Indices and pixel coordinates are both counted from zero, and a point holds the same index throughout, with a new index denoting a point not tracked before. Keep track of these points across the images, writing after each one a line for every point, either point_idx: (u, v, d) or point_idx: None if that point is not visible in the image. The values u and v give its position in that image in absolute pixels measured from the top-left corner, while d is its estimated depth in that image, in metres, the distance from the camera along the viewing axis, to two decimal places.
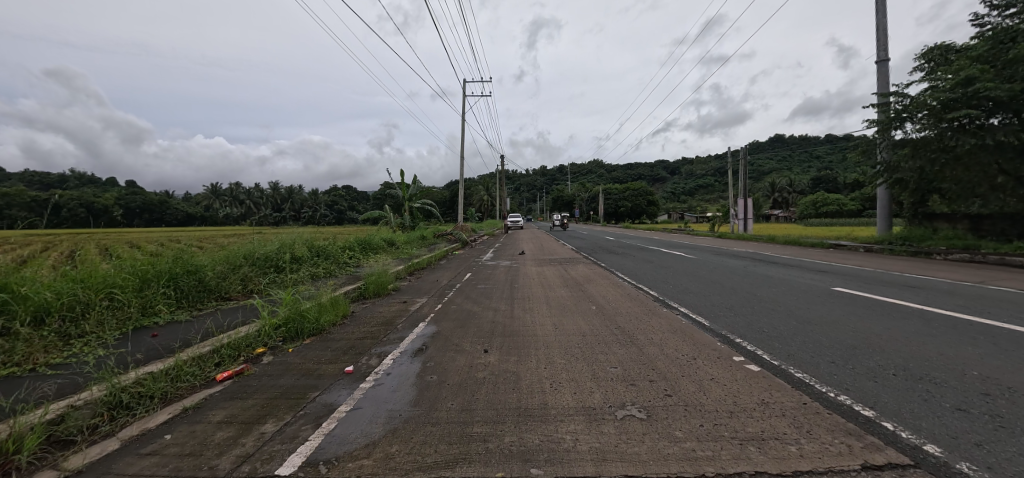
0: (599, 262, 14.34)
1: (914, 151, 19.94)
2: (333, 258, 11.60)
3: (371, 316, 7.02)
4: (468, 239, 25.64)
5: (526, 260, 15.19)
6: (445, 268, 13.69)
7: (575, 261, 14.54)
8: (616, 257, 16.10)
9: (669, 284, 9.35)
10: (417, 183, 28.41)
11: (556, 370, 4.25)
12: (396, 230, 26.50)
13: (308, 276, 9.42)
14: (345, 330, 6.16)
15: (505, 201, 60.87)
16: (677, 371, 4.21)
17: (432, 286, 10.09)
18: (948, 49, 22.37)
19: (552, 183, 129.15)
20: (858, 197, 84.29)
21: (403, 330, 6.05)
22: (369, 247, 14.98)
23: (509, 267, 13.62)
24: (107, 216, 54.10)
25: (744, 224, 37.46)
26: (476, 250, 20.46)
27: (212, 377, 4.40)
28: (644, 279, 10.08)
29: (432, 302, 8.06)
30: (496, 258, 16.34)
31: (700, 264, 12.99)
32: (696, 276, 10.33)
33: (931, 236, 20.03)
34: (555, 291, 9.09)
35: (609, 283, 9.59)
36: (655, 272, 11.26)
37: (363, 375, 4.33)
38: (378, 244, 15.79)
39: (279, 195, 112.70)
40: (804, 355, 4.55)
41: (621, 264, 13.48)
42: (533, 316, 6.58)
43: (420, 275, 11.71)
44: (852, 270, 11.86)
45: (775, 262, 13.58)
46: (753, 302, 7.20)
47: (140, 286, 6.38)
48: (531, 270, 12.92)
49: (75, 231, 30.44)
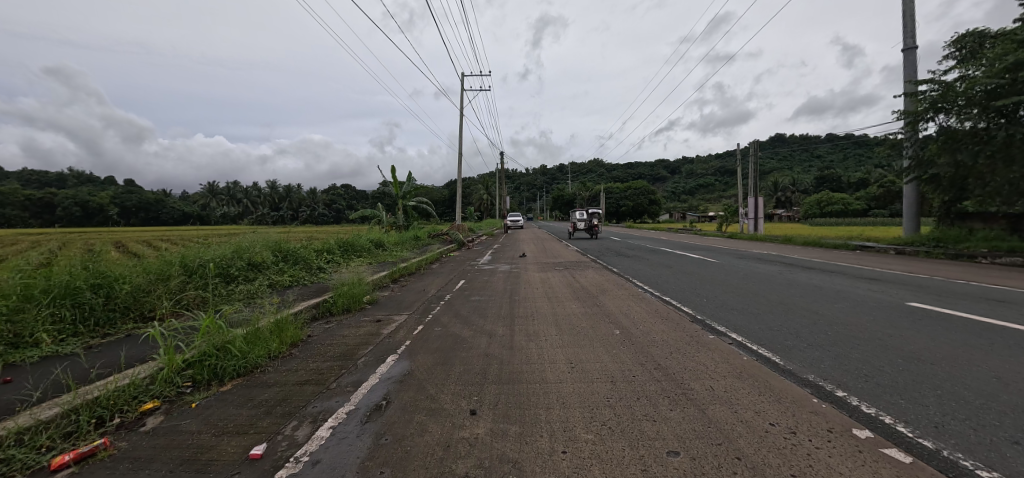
0: (611, 267, 12.71)
1: (952, 144, 18.52)
2: (304, 264, 9.98)
3: (328, 345, 5.40)
4: (464, 239, 24.08)
5: (528, 264, 13.59)
6: (436, 273, 12.11)
7: (582, 266, 12.96)
8: (628, 261, 14.45)
9: (702, 297, 7.71)
10: (411, 180, 26.87)
11: (583, 460, 2.63)
12: (388, 230, 24.91)
13: (264, 287, 7.80)
14: (286, 367, 4.58)
15: (504, 200, 59.35)
16: (783, 467, 2.54)
17: (417, 298, 8.46)
18: (982, 36, 20.70)
19: (553, 182, 127.66)
20: (864, 197, 82.69)
21: (360, 370, 4.38)
22: (351, 250, 13.35)
23: (508, 273, 12.01)
24: (100, 214, 53.17)
25: (754, 224, 35.83)
26: (474, 252, 18.87)
27: (41, 462, 2.83)
28: (670, 291, 8.43)
29: (411, 322, 6.41)
30: (494, 261, 14.78)
31: (728, 270, 11.32)
32: (732, 287, 8.67)
33: (969, 237, 18.38)
34: (564, 305, 7.44)
35: (628, 296, 7.96)
36: (679, 281, 9.62)
37: (273, 467, 2.69)
38: (362, 245, 14.18)
39: (277, 194, 111.36)
40: (966, 431, 2.93)
41: (637, 269, 11.84)
42: (539, 346, 4.95)
43: (405, 284, 10.11)
44: (906, 277, 10.24)
45: (813, 267, 11.87)
46: (822, 325, 5.57)
47: (15, 307, 4.78)
48: (533, 276, 11.32)
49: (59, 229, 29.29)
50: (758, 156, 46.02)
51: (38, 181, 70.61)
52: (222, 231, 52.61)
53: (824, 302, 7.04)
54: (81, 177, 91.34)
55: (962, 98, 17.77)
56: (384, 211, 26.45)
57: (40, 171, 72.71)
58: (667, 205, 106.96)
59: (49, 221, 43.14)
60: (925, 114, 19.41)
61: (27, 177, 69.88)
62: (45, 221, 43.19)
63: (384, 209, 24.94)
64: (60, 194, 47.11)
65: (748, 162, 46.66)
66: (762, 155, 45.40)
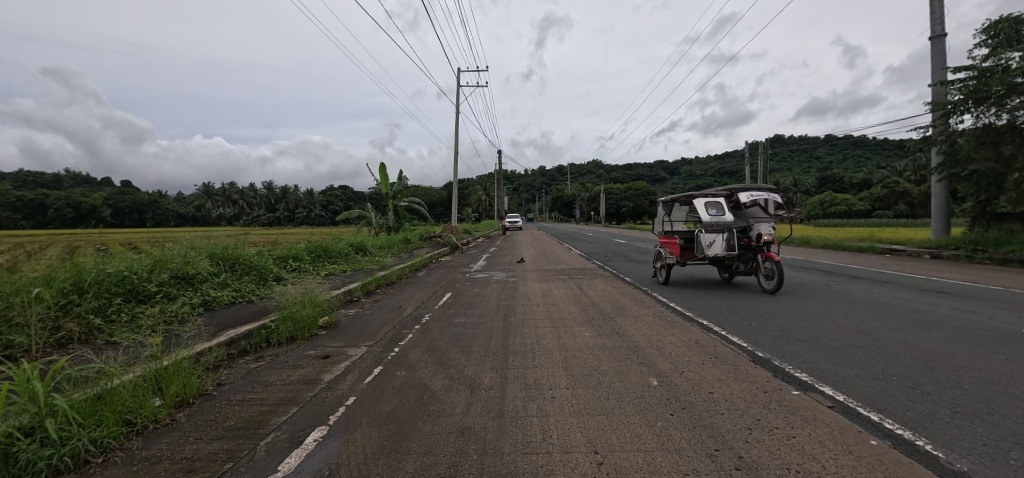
0: (621, 275, 11.04)
1: (997, 136, 16.86)
2: (256, 275, 8.27)
3: (235, 404, 3.72)
4: (459, 242, 22.42)
5: (526, 271, 11.93)
6: (419, 283, 10.43)
7: (588, 273, 11.29)
8: (640, 266, 12.77)
9: (746, 320, 6.04)
10: (402, 179, 25.25)
11: None
12: (378, 232, 23.30)
13: (188, 308, 6.08)
14: (147, 453, 2.95)
15: (503, 201, 57.73)
16: None
17: (388, 319, 6.77)
18: (1019, 21, 19.06)
19: (552, 183, 126.05)
20: (868, 199, 81.26)
21: (254, 467, 2.70)
22: (324, 256, 11.66)
23: (503, 282, 10.36)
24: (94, 215, 52.09)
25: None
26: (468, 256, 17.24)
27: None
28: (704, 311, 6.73)
29: (367, 361, 4.72)
30: (488, 268, 13.09)
31: (760, 279, 9.69)
32: (777, 303, 7.02)
33: (1011, 240, 16.70)
34: (571, 330, 5.75)
35: (651, 318, 6.30)
36: (708, 294, 7.96)
37: None
38: (339, 250, 12.49)
39: (273, 194, 109.79)
40: None
41: (652, 278, 10.22)
42: (543, 413, 3.28)
43: (380, 299, 8.42)
44: (978, 288, 8.55)
45: (858, 276, 10.21)
46: (948, 374, 3.90)
47: None
48: (532, 287, 9.64)
49: (40, 231, 28.01)
50: (765, 155, 44.33)
51: (33, 182, 69.61)
52: (215, 233, 51.42)
53: (913, 329, 5.39)
54: (76, 178, 89.95)
55: (1003, 87, 16.09)
56: (374, 212, 24.82)
57: (38, 173, 72.05)
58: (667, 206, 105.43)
59: (44, 222, 42.22)
60: (961, 106, 17.66)
61: (23, 178, 68.78)
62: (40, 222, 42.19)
63: (373, 209, 23.37)
64: (53, 195, 45.97)
65: (755, 162, 45.01)
66: (770, 155, 43.68)
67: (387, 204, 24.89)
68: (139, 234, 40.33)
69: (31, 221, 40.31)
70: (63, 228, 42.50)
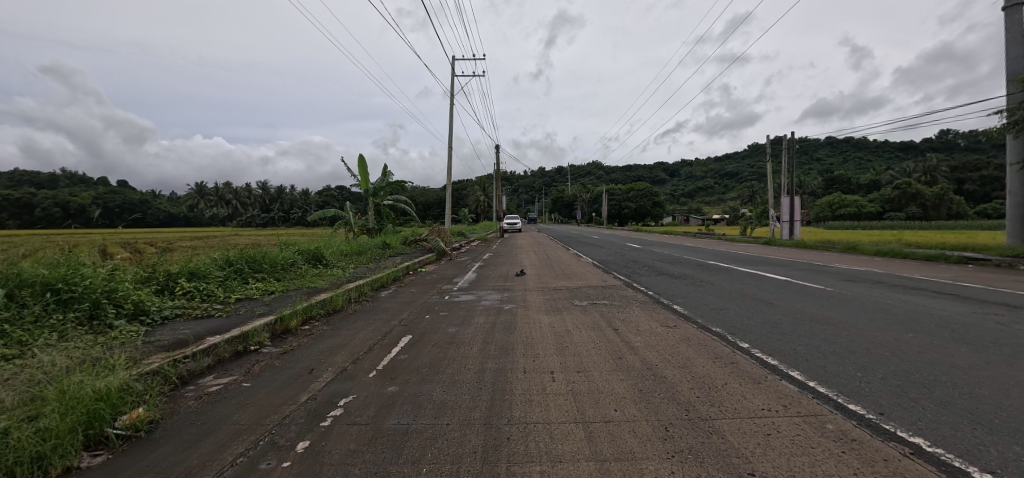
0: (660, 296, 7.84)
1: None
2: (86, 311, 5.10)
3: None
4: (448, 246, 19.28)
5: (527, 291, 8.69)
6: (375, 313, 7.21)
7: (615, 295, 8.07)
8: (675, 281, 9.58)
9: (997, 435, 2.85)
10: (385, 175, 22.15)
11: None
12: (355, 234, 20.22)
13: None
14: None
15: (502, 201, 54.68)
16: None
17: (266, 409, 3.53)
18: None
19: (552, 183, 123.52)
20: (879, 200, 78.29)
21: None
22: (249, 271, 8.50)
23: (495, 309, 7.11)
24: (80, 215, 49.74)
25: (790, 228, 30.62)
26: (456, 265, 14.08)
27: None
28: (880, 397, 3.46)
29: None
30: (477, 285, 9.86)
31: (875, 309, 6.48)
32: (987, 376, 3.81)
33: None
34: (637, 469, 2.49)
35: (783, 420, 3.08)
36: (830, 344, 4.76)
37: None
38: (275, 263, 9.31)
39: (268, 194, 107.04)
40: None
41: (707, 304, 7.02)
42: None
43: (293, 349, 5.20)
44: None
45: (1011, 303, 6.95)
46: None
47: None
48: (540, 318, 6.38)
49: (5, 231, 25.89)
50: (786, 154, 40.86)
51: (24, 179, 67.99)
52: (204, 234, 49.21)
53: None
54: (74, 178, 88.38)
55: None
56: (353, 211, 21.70)
57: (33, 173, 70.68)
58: (670, 207, 102.78)
59: (28, 223, 40.33)
60: None
61: (18, 177, 67.32)
62: (24, 223, 40.19)
63: (351, 209, 20.27)
64: (41, 195, 44.05)
65: (773, 161, 41.56)
66: (791, 152, 40.29)
67: (367, 204, 21.78)
68: (120, 236, 38.04)
69: (9, 220, 38.20)
70: (43, 228, 40.52)
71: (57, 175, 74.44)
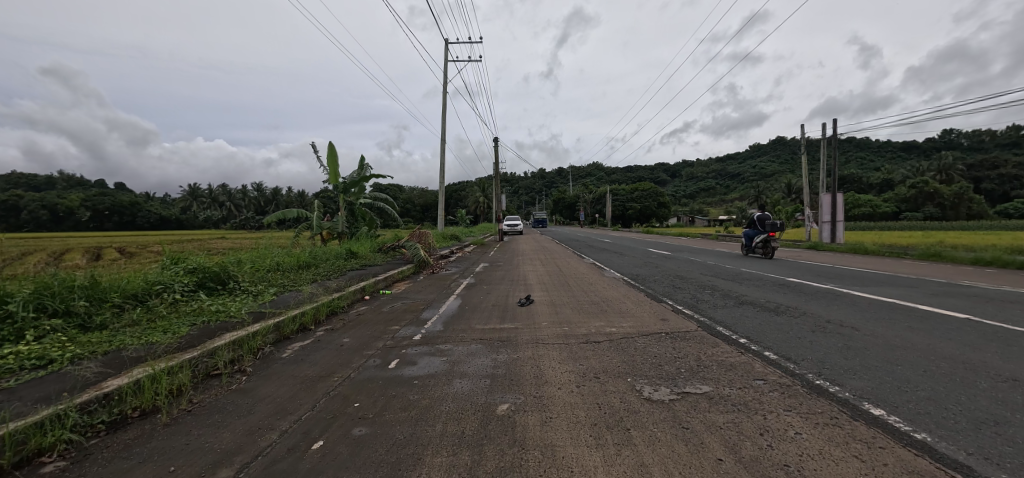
0: (806, 371, 3.99)
1: None
2: None
3: None
4: (433, 253, 15.57)
5: (539, 346, 4.84)
6: (225, 416, 3.40)
7: (712, 364, 4.19)
8: (785, 322, 5.73)
9: None
10: (361, 169, 18.36)
11: None
12: (318, 237, 16.51)
13: None
14: None
15: (502, 201, 51.02)
16: None
17: None
18: None
19: (553, 185, 120.31)
20: (894, 199, 74.45)
21: None
22: (37, 316, 4.67)
23: (479, 410, 3.28)
24: None
25: (831, 229, 26.63)
26: (438, 283, 10.31)
27: None
28: None
29: None
30: (458, 323, 6.05)
31: None
32: None
33: None
34: None
35: None
36: None
37: None
38: (113, 296, 5.50)
39: (262, 196, 104.11)
40: None
41: (944, 405, 3.20)
42: None
43: None
44: None
45: None
46: None
47: None
48: (583, 465, 2.53)
49: None
50: (823, 148, 36.42)
51: (15, 179, 66.00)
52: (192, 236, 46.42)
53: None
54: (67, 179, 86.66)
55: None
56: (321, 210, 18.00)
57: (23, 177, 68.67)
58: (676, 208, 99.20)
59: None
60: None
61: (11, 178, 65.04)
62: None
63: (315, 208, 16.43)
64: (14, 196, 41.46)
65: (807, 156, 37.08)
66: (829, 147, 35.92)
67: (338, 202, 18.06)
68: (96, 241, 35.11)
69: None
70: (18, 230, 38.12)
71: (50, 177, 72.40)
